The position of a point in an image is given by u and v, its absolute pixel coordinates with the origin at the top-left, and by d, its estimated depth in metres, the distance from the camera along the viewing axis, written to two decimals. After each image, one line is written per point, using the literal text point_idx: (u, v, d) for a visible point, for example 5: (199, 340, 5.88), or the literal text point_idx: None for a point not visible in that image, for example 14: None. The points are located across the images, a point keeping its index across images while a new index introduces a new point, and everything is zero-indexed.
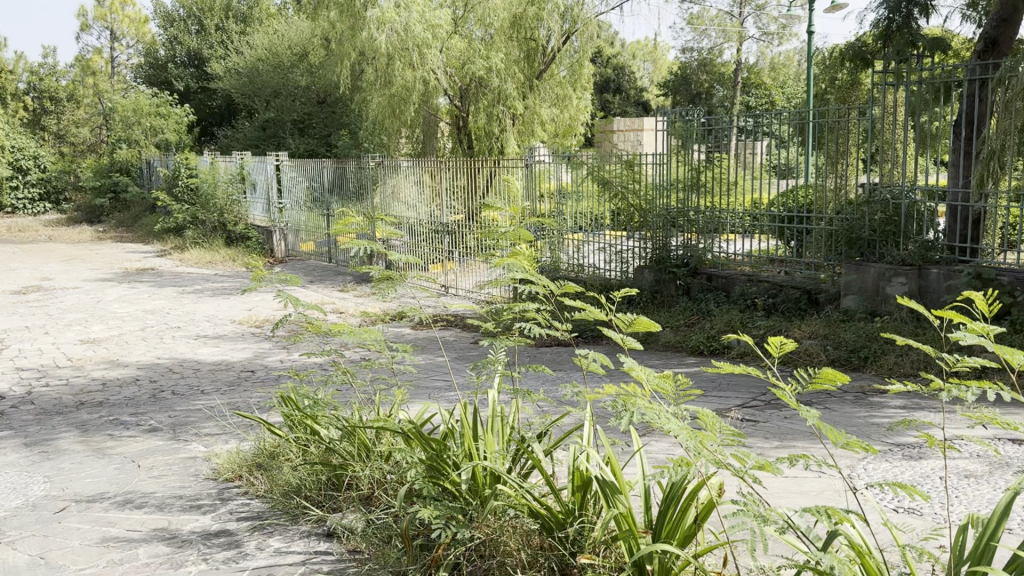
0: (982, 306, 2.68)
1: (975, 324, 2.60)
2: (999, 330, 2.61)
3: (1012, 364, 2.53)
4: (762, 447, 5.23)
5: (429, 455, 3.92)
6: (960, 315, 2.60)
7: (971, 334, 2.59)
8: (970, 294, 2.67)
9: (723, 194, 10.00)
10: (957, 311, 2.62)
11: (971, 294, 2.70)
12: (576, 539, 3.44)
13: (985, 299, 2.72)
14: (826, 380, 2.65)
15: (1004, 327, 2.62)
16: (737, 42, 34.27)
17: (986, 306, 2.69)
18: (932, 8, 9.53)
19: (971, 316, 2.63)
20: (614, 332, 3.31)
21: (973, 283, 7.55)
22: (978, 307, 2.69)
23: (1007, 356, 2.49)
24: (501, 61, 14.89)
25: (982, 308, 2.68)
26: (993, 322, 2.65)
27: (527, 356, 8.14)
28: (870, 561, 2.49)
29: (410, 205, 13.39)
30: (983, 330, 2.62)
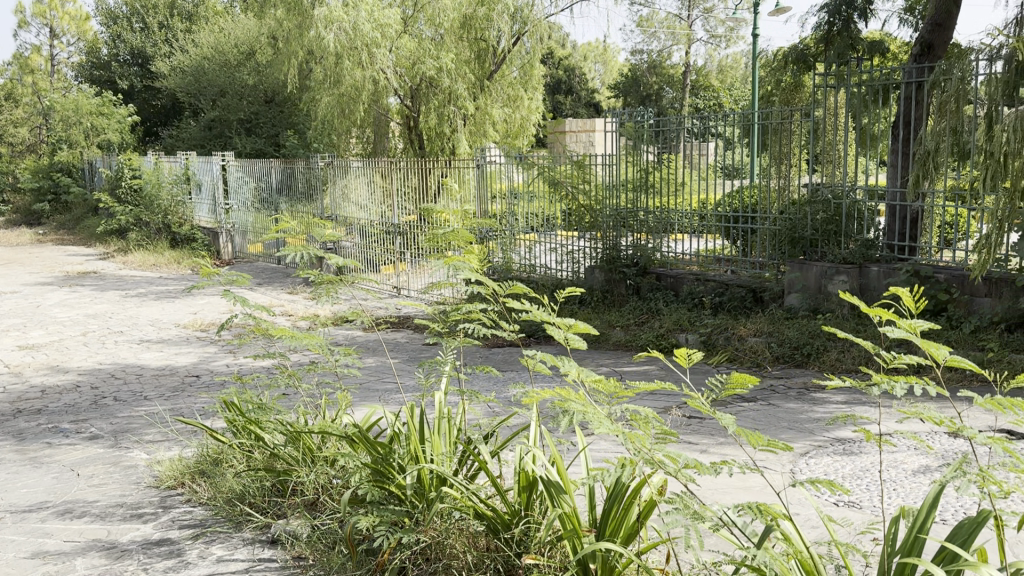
0: (909, 302, 2.73)
1: (904, 321, 2.66)
2: (927, 327, 2.67)
3: (940, 361, 2.59)
4: (708, 444, 5.33)
5: (375, 459, 3.87)
6: (891, 313, 2.66)
7: (900, 331, 2.65)
8: (898, 291, 2.72)
9: (671, 194, 10.09)
10: (886, 309, 2.67)
11: (899, 291, 2.76)
12: (522, 539, 3.43)
13: (911, 297, 2.79)
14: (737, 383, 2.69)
15: (929, 323, 2.68)
16: (686, 44, 34.87)
17: (912, 303, 2.75)
18: (871, 13, 9.76)
19: (899, 313, 2.68)
20: (555, 333, 3.32)
21: (911, 281, 7.75)
22: (906, 304, 2.75)
23: (934, 352, 2.55)
24: (452, 61, 14.85)
25: (909, 305, 2.75)
26: (919, 318, 2.71)
27: (478, 357, 8.12)
28: (806, 558, 2.53)
29: (360, 206, 13.25)
30: (911, 327, 2.67)
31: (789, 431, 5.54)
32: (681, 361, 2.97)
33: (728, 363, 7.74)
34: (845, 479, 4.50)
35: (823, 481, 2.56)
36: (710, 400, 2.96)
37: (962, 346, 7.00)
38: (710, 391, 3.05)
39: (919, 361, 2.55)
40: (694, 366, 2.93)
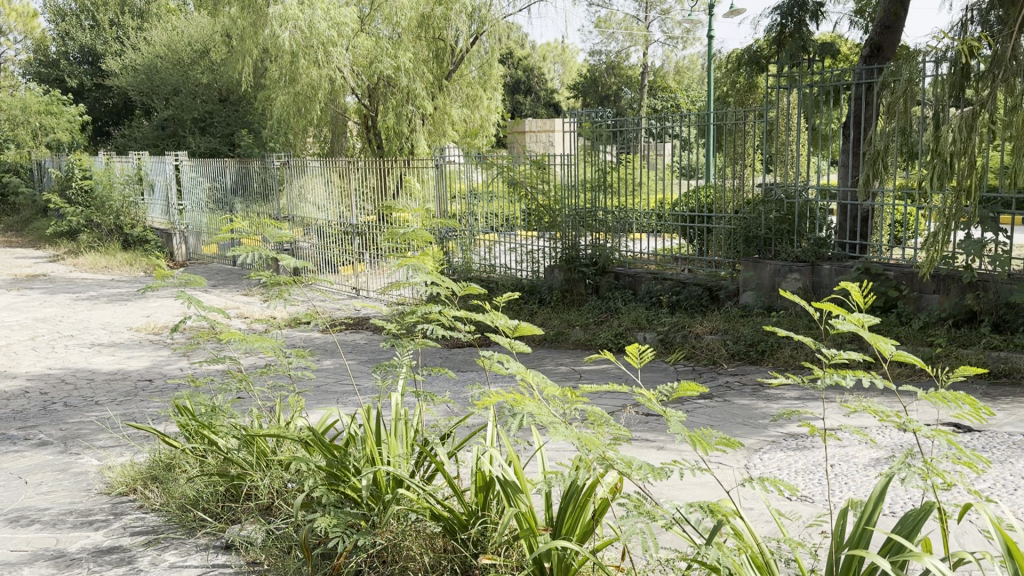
0: (857, 297, 2.77)
1: (852, 316, 2.70)
2: (874, 321, 2.70)
3: (886, 354, 2.64)
4: (664, 441, 5.39)
5: (329, 463, 3.82)
6: (839, 306, 2.69)
7: (848, 325, 2.68)
8: (848, 285, 2.75)
9: (629, 194, 10.15)
10: (835, 304, 2.70)
11: (847, 285, 2.80)
12: (479, 539, 3.42)
13: (860, 291, 2.82)
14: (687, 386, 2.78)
15: (876, 318, 2.72)
16: (644, 45, 35.06)
17: (860, 298, 2.78)
18: (822, 15, 9.91)
19: (847, 308, 2.71)
20: (502, 335, 3.35)
21: (862, 278, 7.90)
22: (854, 298, 2.79)
23: (880, 346, 2.60)
24: (410, 60, 14.77)
25: (857, 299, 2.79)
26: (866, 312, 2.75)
27: (437, 358, 8.11)
28: (755, 554, 2.57)
29: (317, 206, 13.12)
30: (859, 321, 2.71)
31: (743, 427, 5.62)
32: (633, 362, 3.04)
33: (685, 362, 7.83)
34: (798, 474, 4.58)
35: (770, 477, 2.62)
36: (661, 402, 3.03)
37: (911, 342, 7.14)
38: (660, 395, 3.12)
39: (867, 355, 2.60)
40: (646, 365, 3.01)
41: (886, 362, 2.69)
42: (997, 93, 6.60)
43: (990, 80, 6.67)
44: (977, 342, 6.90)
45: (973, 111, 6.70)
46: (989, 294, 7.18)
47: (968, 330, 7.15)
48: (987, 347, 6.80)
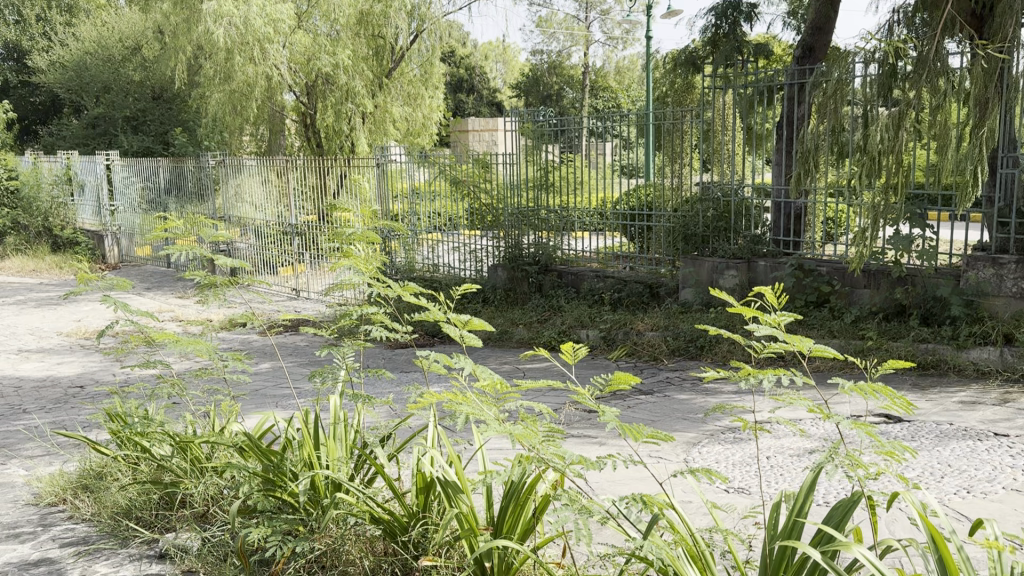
0: (773, 298, 2.83)
1: (769, 316, 2.75)
2: (790, 321, 2.75)
3: (805, 351, 2.70)
4: (605, 437, 5.44)
5: (265, 467, 3.73)
6: (755, 309, 2.73)
7: (766, 326, 2.73)
8: (761, 287, 2.81)
9: (571, 192, 10.18)
10: (752, 306, 2.75)
11: (763, 287, 2.85)
12: (419, 541, 3.38)
13: (774, 293, 2.88)
14: (619, 382, 2.85)
15: (793, 318, 2.78)
16: (584, 45, 35.32)
17: (775, 299, 2.85)
18: (756, 16, 10.09)
19: (764, 309, 2.76)
20: (450, 330, 3.35)
21: (797, 274, 8.08)
22: (770, 300, 2.84)
23: (799, 344, 2.65)
24: (349, 58, 14.60)
25: (773, 300, 2.84)
26: (782, 311, 2.81)
27: (380, 359, 8.05)
28: (690, 544, 2.61)
29: (254, 206, 12.88)
30: (776, 321, 2.77)
31: (682, 421, 5.70)
32: (567, 360, 3.08)
33: (626, 358, 7.91)
34: (734, 466, 4.66)
35: (701, 468, 2.67)
36: (595, 397, 3.07)
37: (844, 335, 7.31)
38: (595, 389, 3.16)
39: (787, 353, 2.65)
40: (580, 363, 3.05)
41: (806, 358, 2.76)
42: (922, 93, 6.80)
43: (915, 80, 6.88)
44: (907, 335, 7.09)
45: (900, 110, 6.90)
46: (918, 288, 7.38)
47: (898, 323, 7.33)
48: (917, 339, 7.00)
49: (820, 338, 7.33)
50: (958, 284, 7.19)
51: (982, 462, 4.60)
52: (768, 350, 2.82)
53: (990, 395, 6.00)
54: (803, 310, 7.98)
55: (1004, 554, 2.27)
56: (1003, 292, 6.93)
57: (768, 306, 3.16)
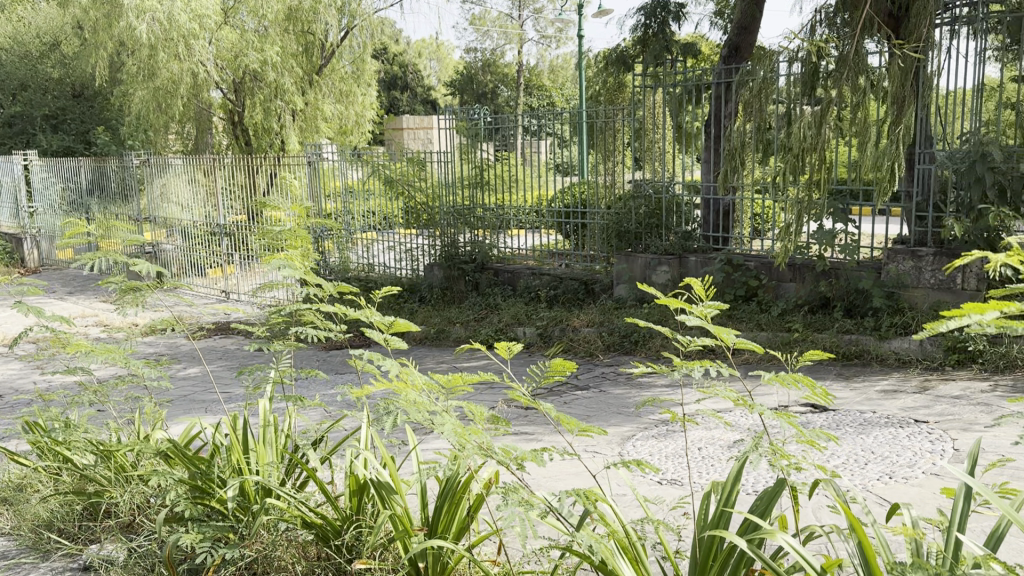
0: (700, 291, 2.88)
1: (697, 308, 2.79)
2: (715, 313, 2.81)
3: (730, 344, 2.76)
4: (540, 433, 5.47)
5: (192, 475, 3.63)
6: (683, 300, 2.76)
7: (693, 319, 2.77)
8: (689, 281, 2.86)
9: (506, 190, 10.20)
10: (680, 297, 2.78)
11: (691, 281, 2.90)
12: (353, 545, 3.31)
13: (702, 285, 2.94)
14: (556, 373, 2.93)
15: (719, 310, 2.84)
16: (518, 44, 35.24)
17: (702, 292, 2.90)
18: (684, 15, 10.25)
19: (691, 301, 2.79)
20: (377, 333, 3.33)
21: (726, 270, 8.25)
22: (697, 292, 2.89)
23: (724, 336, 2.71)
24: (277, 54, 14.35)
25: (700, 293, 2.89)
26: (708, 304, 2.88)
27: (313, 361, 7.94)
28: (623, 537, 2.64)
29: (181, 206, 12.55)
30: (703, 314, 2.82)
31: (617, 415, 5.78)
32: (504, 354, 3.12)
33: (562, 354, 7.96)
34: (667, 459, 4.74)
35: (632, 461, 2.71)
36: (532, 391, 3.12)
37: (771, 327, 7.49)
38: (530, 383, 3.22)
39: (712, 346, 2.70)
40: (515, 357, 3.07)
41: (730, 350, 2.83)
42: (843, 91, 7.01)
43: (836, 79, 7.06)
44: (832, 326, 7.30)
45: (822, 107, 7.11)
46: (841, 281, 7.60)
47: (823, 315, 7.55)
48: (840, 330, 7.22)
49: (749, 331, 7.49)
50: (880, 277, 7.42)
51: (902, 448, 4.76)
52: (694, 343, 2.89)
53: (910, 383, 6.21)
54: (732, 305, 8.14)
55: (919, 536, 2.35)
56: (922, 284, 7.18)
57: (695, 301, 3.22)
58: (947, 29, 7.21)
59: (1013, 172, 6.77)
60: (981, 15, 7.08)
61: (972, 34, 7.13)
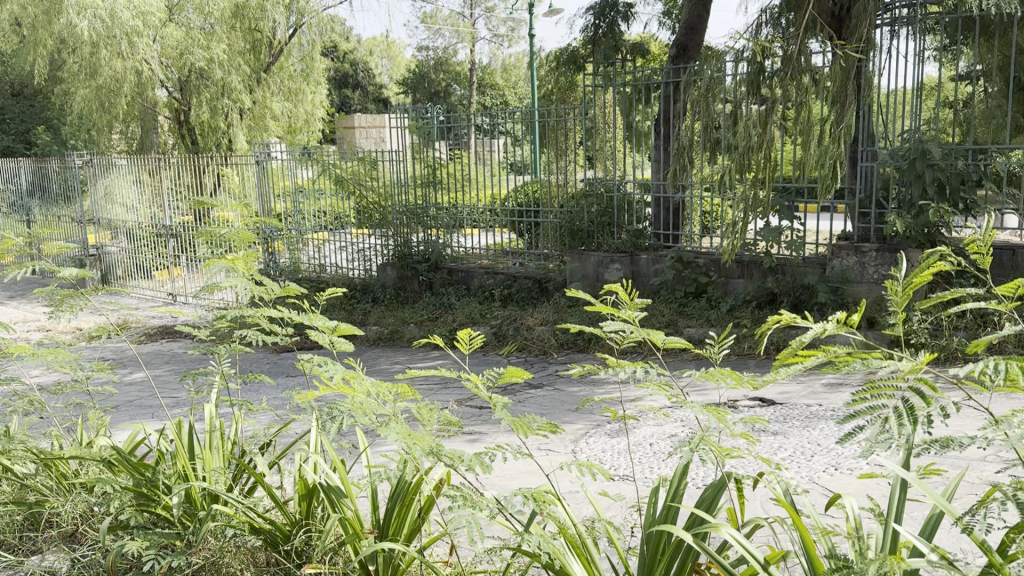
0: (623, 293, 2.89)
1: (622, 311, 2.80)
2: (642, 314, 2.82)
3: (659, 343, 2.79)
4: (494, 432, 5.47)
5: (137, 482, 3.56)
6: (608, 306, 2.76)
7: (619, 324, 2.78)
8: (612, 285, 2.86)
9: (459, 189, 10.20)
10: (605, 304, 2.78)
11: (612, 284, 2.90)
12: (303, 549, 3.27)
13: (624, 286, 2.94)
14: (511, 376, 2.97)
15: (645, 311, 2.85)
16: (470, 42, 35.08)
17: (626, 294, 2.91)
18: (632, 15, 10.33)
19: (616, 306, 2.80)
20: (323, 335, 3.31)
21: (676, 267, 8.34)
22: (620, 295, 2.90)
23: (653, 338, 2.75)
24: (224, 52, 14.13)
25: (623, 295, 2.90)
26: (634, 305, 2.91)
27: (262, 364, 7.82)
28: (573, 535, 2.64)
29: (126, 207, 12.28)
30: (630, 317, 2.85)
31: (570, 412, 5.81)
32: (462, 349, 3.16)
33: (517, 352, 7.98)
34: (619, 455, 4.78)
35: (580, 459, 2.72)
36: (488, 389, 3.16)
37: (721, 323, 7.59)
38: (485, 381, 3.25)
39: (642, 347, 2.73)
40: (473, 353, 3.11)
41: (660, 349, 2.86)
42: (788, 90, 7.15)
43: (781, 78, 7.19)
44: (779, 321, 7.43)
45: (768, 106, 7.24)
46: (788, 277, 7.73)
47: (771, 310, 7.68)
48: (788, 325, 7.35)
49: (700, 327, 7.59)
50: (825, 272, 7.58)
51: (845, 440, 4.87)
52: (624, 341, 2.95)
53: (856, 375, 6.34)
54: (683, 301, 8.23)
55: (859, 527, 2.40)
56: (866, 279, 7.34)
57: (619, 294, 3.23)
58: (887, 30, 7.38)
59: (950, 169, 7.01)
60: (920, 16, 7.27)
61: (911, 34, 7.32)
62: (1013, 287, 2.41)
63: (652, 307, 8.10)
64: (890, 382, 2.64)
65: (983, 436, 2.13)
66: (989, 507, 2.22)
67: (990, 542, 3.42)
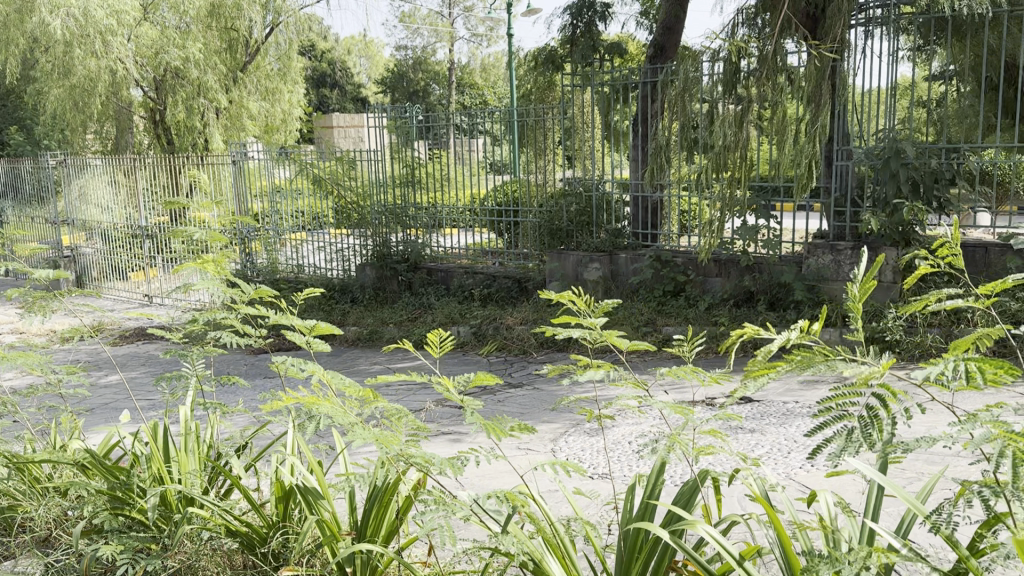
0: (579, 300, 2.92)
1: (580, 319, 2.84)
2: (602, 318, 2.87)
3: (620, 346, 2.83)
4: (473, 432, 5.47)
5: (111, 485, 3.52)
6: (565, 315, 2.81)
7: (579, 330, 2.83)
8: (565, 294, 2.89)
9: (437, 189, 10.18)
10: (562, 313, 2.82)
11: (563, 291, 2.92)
12: (280, 552, 3.25)
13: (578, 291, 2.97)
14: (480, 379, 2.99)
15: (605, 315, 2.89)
16: (449, 42, 34.98)
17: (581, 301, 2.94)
18: (610, 15, 10.36)
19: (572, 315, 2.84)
20: (298, 336, 3.30)
21: (655, 266, 8.37)
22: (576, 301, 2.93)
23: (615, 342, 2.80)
24: (199, 52, 14.02)
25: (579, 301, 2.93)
26: (598, 310, 2.97)
27: (239, 366, 7.76)
28: (551, 535, 2.63)
29: (101, 208, 12.15)
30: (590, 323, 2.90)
31: (548, 411, 5.82)
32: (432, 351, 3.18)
33: (496, 351, 7.98)
34: (598, 454, 4.78)
35: (556, 459, 2.72)
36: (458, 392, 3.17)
37: (698, 322, 7.63)
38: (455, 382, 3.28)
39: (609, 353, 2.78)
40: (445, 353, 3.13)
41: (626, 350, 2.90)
42: (764, 90, 7.21)
43: (757, 77, 7.25)
44: (757, 319, 7.47)
45: (744, 106, 7.28)
46: (764, 275, 7.78)
47: (747, 309, 7.73)
48: (765, 323, 7.39)
49: (678, 325, 7.64)
50: (801, 270, 7.63)
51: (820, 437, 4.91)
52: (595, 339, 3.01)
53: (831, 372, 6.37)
54: (661, 300, 8.27)
55: (833, 523, 2.42)
56: (841, 277, 7.41)
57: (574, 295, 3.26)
58: (861, 30, 7.45)
59: (924, 167, 7.09)
60: (893, 16, 7.35)
61: (886, 34, 7.39)
62: (992, 284, 2.41)
63: (632, 305, 8.12)
64: (852, 389, 2.65)
65: (949, 437, 2.15)
66: (957, 503, 2.25)
67: (959, 537, 3.48)
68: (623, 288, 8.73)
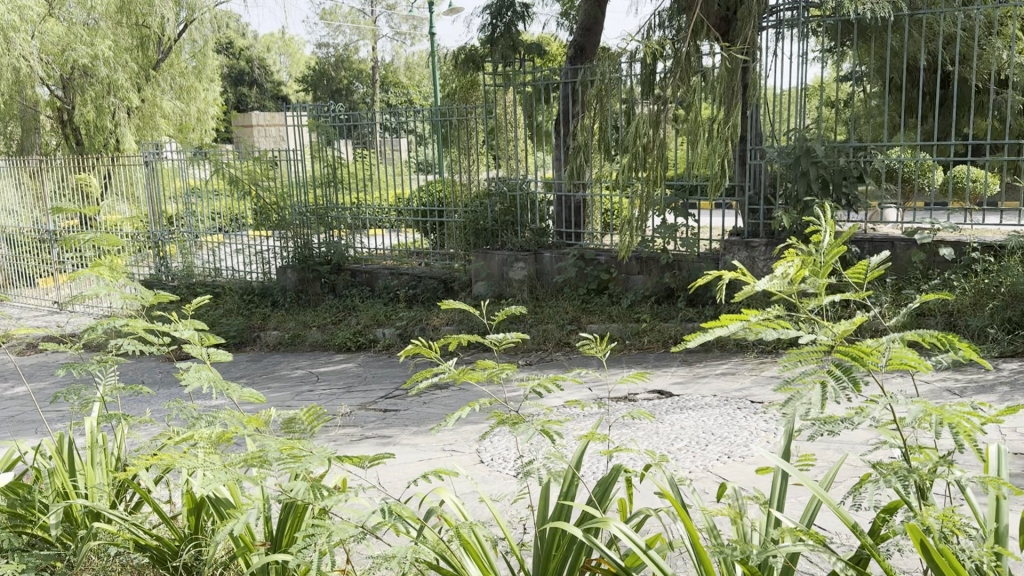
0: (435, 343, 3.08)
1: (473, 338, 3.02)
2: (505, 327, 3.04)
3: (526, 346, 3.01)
4: (397, 434, 5.45)
5: (11, 502, 3.36)
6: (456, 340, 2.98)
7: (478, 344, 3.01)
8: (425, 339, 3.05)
9: (360, 189, 10.06)
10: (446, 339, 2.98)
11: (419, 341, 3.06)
12: (191, 565, 3.17)
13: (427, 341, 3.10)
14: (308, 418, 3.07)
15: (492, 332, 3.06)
16: (371, 40, 34.52)
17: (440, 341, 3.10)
18: (530, 16, 10.41)
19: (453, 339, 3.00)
20: (195, 348, 3.25)
21: (578, 265, 8.46)
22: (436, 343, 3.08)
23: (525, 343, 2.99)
24: (109, 49, 13.52)
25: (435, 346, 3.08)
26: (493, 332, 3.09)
27: (154, 374, 7.51)
28: (470, 533, 2.61)
29: (6, 212, 11.64)
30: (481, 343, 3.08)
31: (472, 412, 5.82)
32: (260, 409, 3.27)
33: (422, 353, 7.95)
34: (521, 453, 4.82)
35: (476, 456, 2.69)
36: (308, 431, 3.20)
37: (621, 319, 7.74)
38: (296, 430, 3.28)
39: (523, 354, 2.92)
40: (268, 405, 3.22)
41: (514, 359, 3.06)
42: (677, 90, 7.26)
43: (673, 79, 7.30)
44: (677, 315, 7.63)
45: (660, 105, 7.29)
46: (684, 272, 7.96)
47: (668, 305, 7.88)
48: (684, 319, 7.54)
49: (602, 322, 7.73)
50: (719, 267, 7.83)
51: (738, 428, 5.04)
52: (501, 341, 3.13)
53: (749, 364, 6.52)
54: (584, 298, 8.37)
55: (741, 514, 2.49)
56: (757, 272, 7.62)
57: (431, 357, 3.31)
58: (772, 32, 7.64)
59: (833, 166, 7.34)
60: (802, 18, 7.57)
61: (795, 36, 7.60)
62: (863, 270, 2.48)
63: (556, 304, 8.18)
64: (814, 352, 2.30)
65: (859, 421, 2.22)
66: (865, 488, 2.30)
67: (863, 523, 3.61)
68: (547, 286, 8.78)
